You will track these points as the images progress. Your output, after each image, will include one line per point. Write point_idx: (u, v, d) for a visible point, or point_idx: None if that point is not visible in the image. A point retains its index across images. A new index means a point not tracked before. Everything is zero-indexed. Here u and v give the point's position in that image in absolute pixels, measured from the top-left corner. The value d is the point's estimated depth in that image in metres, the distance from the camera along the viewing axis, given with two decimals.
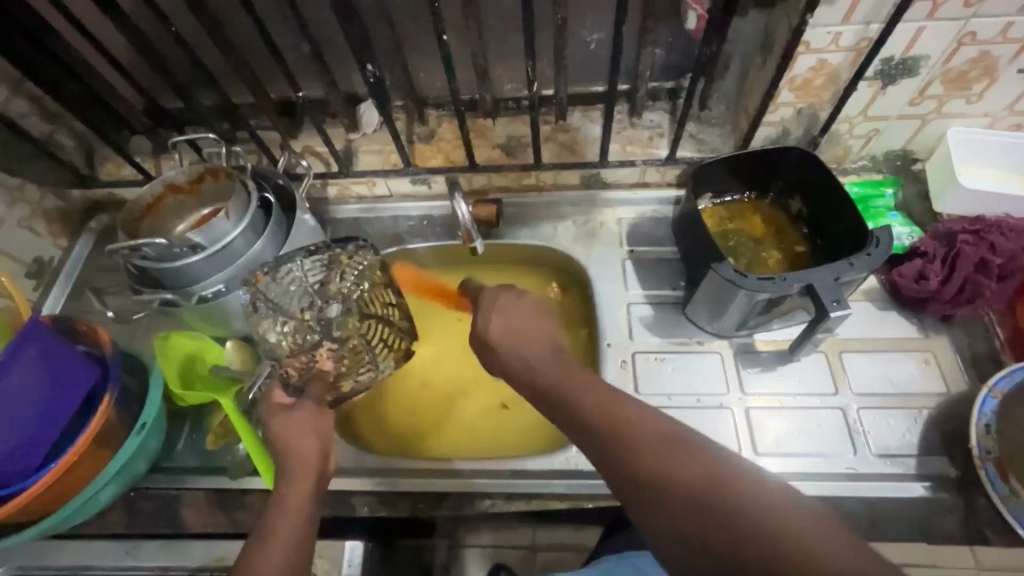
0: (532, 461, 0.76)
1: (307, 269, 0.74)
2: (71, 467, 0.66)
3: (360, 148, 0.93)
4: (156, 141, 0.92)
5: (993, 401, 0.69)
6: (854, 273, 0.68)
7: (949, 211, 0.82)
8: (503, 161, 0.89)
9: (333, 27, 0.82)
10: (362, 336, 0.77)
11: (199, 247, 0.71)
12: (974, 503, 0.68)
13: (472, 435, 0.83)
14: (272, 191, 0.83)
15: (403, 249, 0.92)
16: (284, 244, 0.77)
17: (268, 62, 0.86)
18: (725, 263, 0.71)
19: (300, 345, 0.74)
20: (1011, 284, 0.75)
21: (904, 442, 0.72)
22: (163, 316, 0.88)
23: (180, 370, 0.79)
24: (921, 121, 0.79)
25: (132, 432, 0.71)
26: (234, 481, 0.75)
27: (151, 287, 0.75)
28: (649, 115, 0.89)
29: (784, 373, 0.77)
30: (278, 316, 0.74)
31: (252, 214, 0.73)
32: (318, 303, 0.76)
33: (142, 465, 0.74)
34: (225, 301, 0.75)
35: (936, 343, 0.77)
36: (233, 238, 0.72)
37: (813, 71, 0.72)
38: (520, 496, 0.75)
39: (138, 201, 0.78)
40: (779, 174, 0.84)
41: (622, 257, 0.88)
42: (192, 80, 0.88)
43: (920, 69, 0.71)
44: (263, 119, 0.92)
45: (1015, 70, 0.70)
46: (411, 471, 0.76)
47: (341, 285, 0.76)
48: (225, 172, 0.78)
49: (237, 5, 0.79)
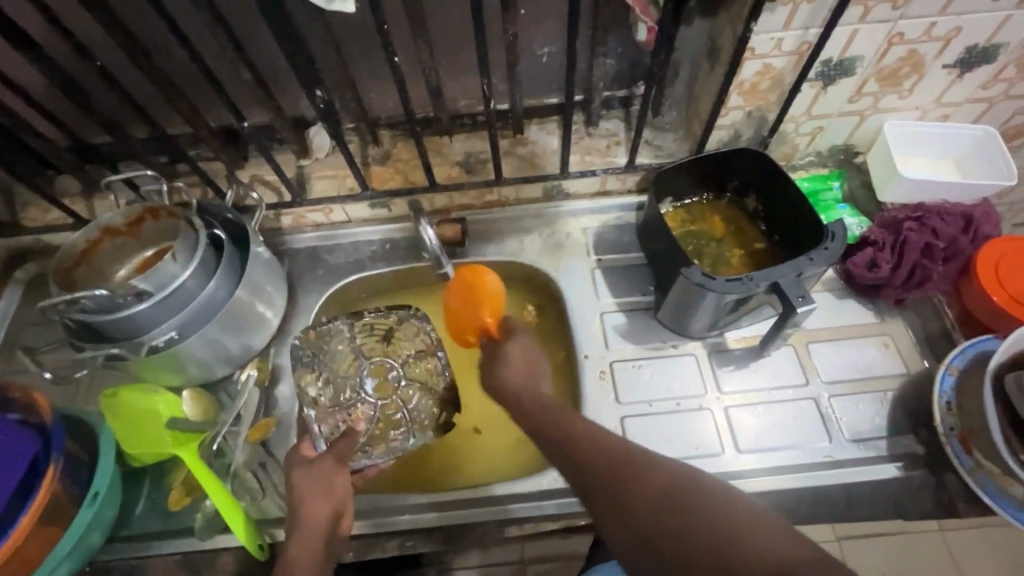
0: (520, 484, 0.74)
1: (355, 332, 0.83)
2: (17, 552, 0.59)
3: (312, 174, 0.89)
4: (86, 181, 0.85)
5: (951, 379, 0.72)
6: (815, 268, 0.70)
7: (892, 201, 0.85)
8: (463, 179, 0.87)
9: (275, 51, 0.78)
10: (401, 401, 0.80)
11: (145, 294, 0.66)
12: (942, 478, 0.71)
13: (452, 462, 0.80)
14: (221, 226, 0.78)
15: (364, 276, 0.89)
16: (238, 283, 0.74)
17: (206, 90, 0.82)
18: (694, 267, 0.72)
19: (337, 402, 0.79)
20: (954, 267, 0.80)
21: (873, 425, 0.75)
22: (108, 370, 0.82)
23: (119, 426, 0.71)
24: (860, 117, 0.83)
25: (84, 503, 0.65)
26: (205, 541, 0.70)
27: (94, 341, 0.69)
28: (604, 123, 0.90)
29: (756, 369, 0.79)
30: (319, 372, 0.80)
31: (202, 255, 0.69)
32: (363, 363, 0.82)
33: (98, 537, 0.68)
34: (178, 348, 0.70)
35: (893, 326, 0.81)
36: (184, 281, 0.67)
37: (759, 75, 0.74)
38: (512, 522, 0.74)
39: (70, 247, 0.72)
40: (735, 174, 0.86)
41: (591, 266, 0.88)
42: (122, 113, 0.82)
43: (856, 69, 0.75)
44: (204, 149, 0.87)
45: (940, 65, 0.75)
46: (404, 508, 0.73)
47: (387, 349, 0.83)
48: (167, 210, 0.73)
49: (166, 33, 0.75)
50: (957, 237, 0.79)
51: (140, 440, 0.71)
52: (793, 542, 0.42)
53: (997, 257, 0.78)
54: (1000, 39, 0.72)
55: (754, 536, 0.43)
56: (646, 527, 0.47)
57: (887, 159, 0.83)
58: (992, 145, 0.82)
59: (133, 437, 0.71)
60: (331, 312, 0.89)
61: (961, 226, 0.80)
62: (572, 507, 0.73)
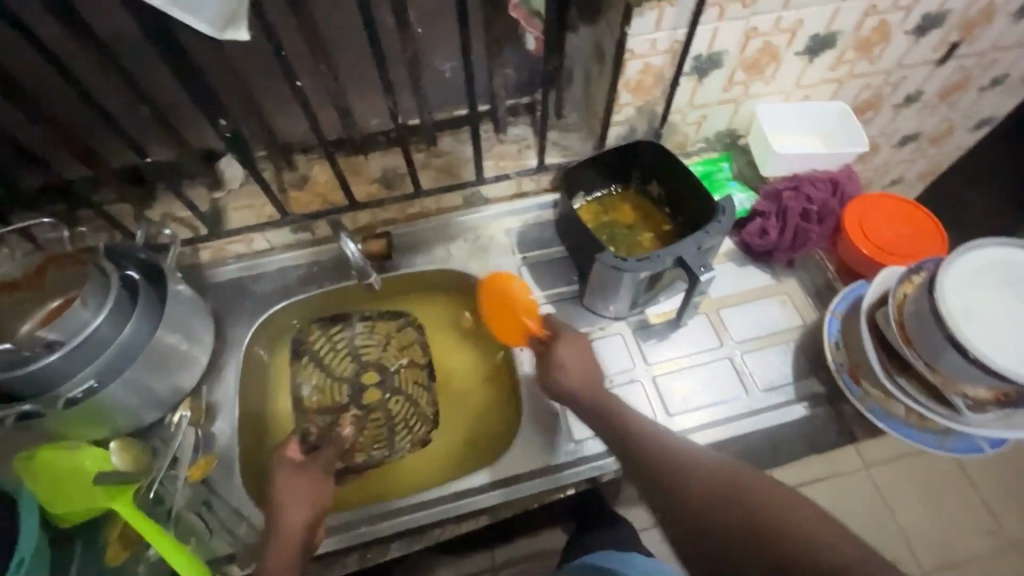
0: (472, 479, 0.76)
1: (358, 333, 0.94)
2: None
3: (229, 206, 0.88)
4: None
5: (837, 322, 0.83)
6: (711, 240, 0.78)
7: (774, 174, 0.95)
8: (383, 195, 0.90)
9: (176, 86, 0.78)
10: (385, 413, 0.88)
11: (56, 344, 0.63)
12: (842, 410, 0.80)
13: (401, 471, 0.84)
14: (135, 267, 0.76)
15: (295, 301, 0.89)
16: (160, 322, 0.72)
17: (103, 131, 0.79)
18: (607, 252, 0.78)
19: (330, 404, 0.88)
20: (828, 226, 0.91)
21: (781, 373, 0.83)
22: (20, 433, 0.76)
23: (42, 488, 0.67)
24: (735, 104, 0.93)
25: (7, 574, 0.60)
26: None
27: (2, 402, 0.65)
28: (513, 129, 0.95)
29: (677, 339, 0.86)
30: (320, 371, 0.91)
31: (115, 298, 0.67)
32: (362, 367, 0.91)
33: None
34: (100, 397, 0.67)
35: (787, 284, 0.91)
36: (97, 327, 0.65)
37: (642, 73, 0.82)
38: (469, 516, 0.76)
39: None
40: (636, 165, 0.93)
41: (518, 264, 0.92)
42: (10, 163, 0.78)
43: (723, 62, 0.84)
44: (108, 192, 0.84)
45: (792, 53, 0.86)
46: (361, 523, 0.74)
47: (382, 355, 0.93)
48: (72, 256, 0.71)
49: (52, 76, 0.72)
50: (828, 201, 0.90)
51: (67, 497, 0.67)
52: (831, 535, 0.47)
53: (859, 215, 0.90)
54: (836, 27, 0.83)
55: (791, 537, 0.48)
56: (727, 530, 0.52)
57: (764, 138, 0.93)
58: (847, 119, 0.94)
59: (58, 497, 0.67)
60: (272, 349, 0.91)
61: (830, 191, 0.91)
62: (524, 493, 0.77)
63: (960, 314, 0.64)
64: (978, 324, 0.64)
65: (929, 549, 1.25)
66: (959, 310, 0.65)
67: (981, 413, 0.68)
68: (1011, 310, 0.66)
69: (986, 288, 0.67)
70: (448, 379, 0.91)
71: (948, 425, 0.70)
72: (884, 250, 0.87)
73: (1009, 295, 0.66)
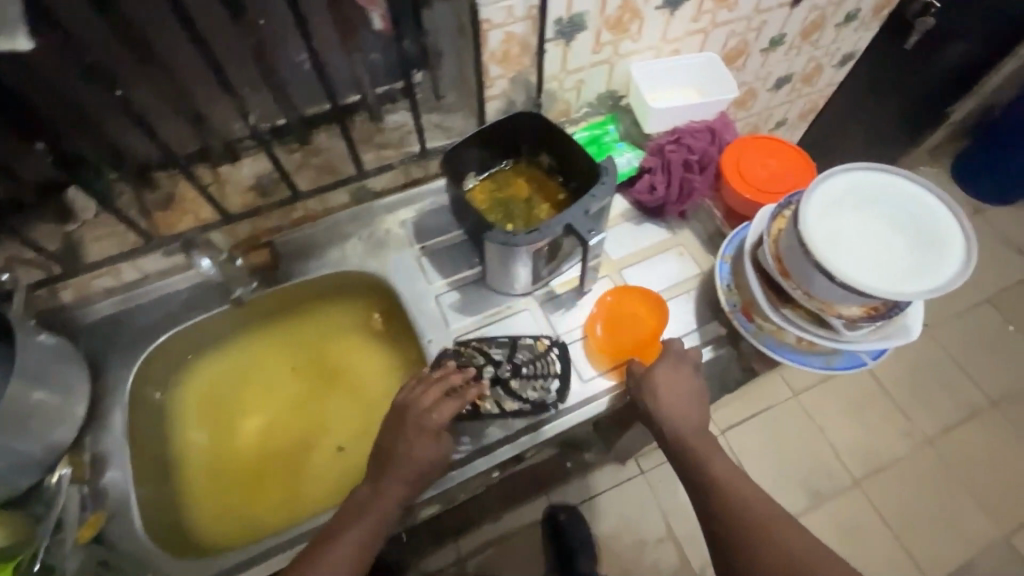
0: None
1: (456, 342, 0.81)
2: None
3: (86, 238, 0.79)
4: None
5: (728, 265, 0.85)
6: (599, 203, 0.76)
7: (658, 130, 0.96)
8: (260, 203, 0.85)
9: None
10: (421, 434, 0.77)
11: None
12: (742, 347, 0.84)
13: (309, 487, 0.84)
14: None
15: (181, 330, 0.84)
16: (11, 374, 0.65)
17: None
18: (495, 229, 0.76)
19: None
20: (712, 173, 0.93)
21: (684, 323, 0.85)
22: None
23: None
24: (609, 64, 0.92)
25: None
26: None
27: None
28: (392, 117, 0.91)
29: (582, 305, 0.87)
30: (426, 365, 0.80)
31: None
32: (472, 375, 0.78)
33: None
34: None
35: (684, 236, 0.93)
36: None
37: (505, 43, 0.79)
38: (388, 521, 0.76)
39: None
40: (523, 135, 0.91)
41: (416, 255, 0.90)
42: None
43: (586, 23, 0.82)
44: None
45: (653, 7, 0.85)
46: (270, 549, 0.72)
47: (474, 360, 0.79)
48: None
49: None
50: (707, 149, 0.92)
51: None
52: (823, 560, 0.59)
53: (738, 156, 0.90)
54: None
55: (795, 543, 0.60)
56: (738, 524, 0.63)
57: (641, 94, 0.94)
58: (716, 68, 0.97)
59: None
60: (173, 389, 0.88)
61: (710, 140, 0.93)
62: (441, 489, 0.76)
63: (825, 240, 0.67)
64: (841, 247, 0.67)
65: (859, 460, 1.39)
66: (823, 237, 0.68)
67: (858, 330, 0.71)
68: (871, 229, 0.69)
69: (847, 214, 0.70)
70: (354, 385, 0.91)
71: (831, 345, 0.73)
72: (764, 189, 0.88)
73: (867, 217, 0.70)
